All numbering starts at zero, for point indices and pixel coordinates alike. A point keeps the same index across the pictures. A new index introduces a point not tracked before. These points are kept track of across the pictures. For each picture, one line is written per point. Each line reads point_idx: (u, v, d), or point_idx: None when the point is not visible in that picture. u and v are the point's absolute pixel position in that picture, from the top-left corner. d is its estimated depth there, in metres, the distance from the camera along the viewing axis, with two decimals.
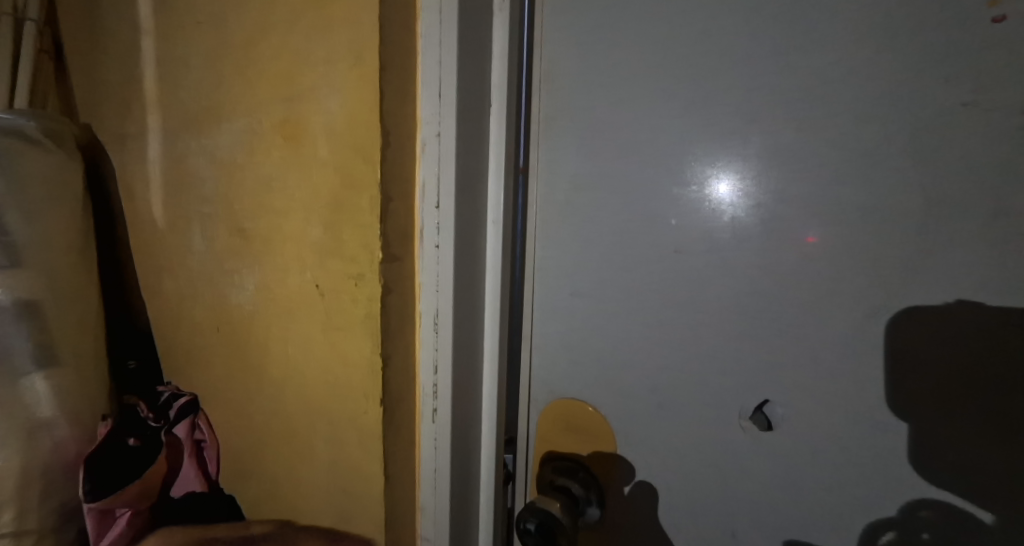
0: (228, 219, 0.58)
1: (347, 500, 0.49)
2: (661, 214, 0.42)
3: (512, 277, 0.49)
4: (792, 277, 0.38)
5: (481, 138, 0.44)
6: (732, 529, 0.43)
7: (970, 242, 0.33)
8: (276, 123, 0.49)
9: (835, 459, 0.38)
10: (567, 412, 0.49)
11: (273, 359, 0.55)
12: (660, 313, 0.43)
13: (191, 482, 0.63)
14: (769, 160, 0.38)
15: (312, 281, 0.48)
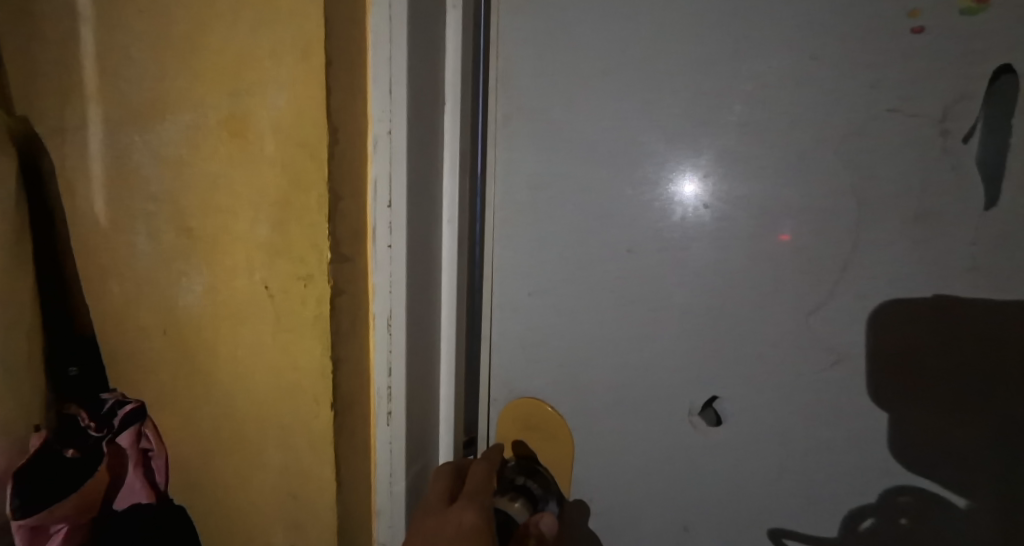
0: (174, 218, 0.56)
1: (300, 507, 0.48)
2: (615, 214, 0.42)
3: (469, 277, 0.49)
4: (737, 275, 0.39)
5: (433, 135, 0.44)
6: (685, 523, 0.44)
7: (899, 242, 0.34)
8: (221, 118, 0.47)
9: (779, 453, 0.40)
10: (530, 412, 0.49)
11: (223, 364, 0.53)
12: (614, 313, 0.44)
13: (136, 494, 0.60)
14: (714, 161, 0.38)
15: (261, 282, 0.46)
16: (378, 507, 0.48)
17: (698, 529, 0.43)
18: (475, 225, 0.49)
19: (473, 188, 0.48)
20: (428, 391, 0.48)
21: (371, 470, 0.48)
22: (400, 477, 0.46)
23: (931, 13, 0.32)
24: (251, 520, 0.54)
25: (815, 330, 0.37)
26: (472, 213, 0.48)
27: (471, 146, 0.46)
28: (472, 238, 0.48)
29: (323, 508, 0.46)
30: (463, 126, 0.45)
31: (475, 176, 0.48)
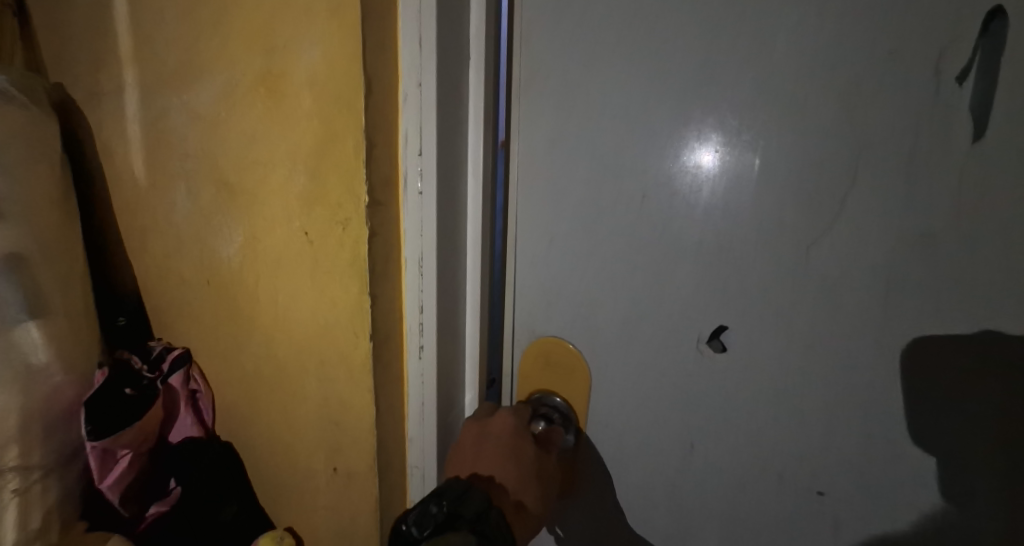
0: (212, 174, 0.59)
1: (340, 434, 0.53)
2: (630, 164, 0.44)
3: (492, 226, 0.52)
4: (743, 219, 0.40)
5: (458, 88, 0.46)
6: (691, 441, 0.47)
7: (898, 183, 0.35)
8: (257, 76, 0.50)
9: (778, 380, 0.42)
10: (552, 351, 0.52)
11: (263, 309, 0.57)
12: (626, 258, 0.46)
13: (188, 429, 0.65)
14: (723, 108, 0.39)
15: (300, 229, 0.50)
16: (410, 434, 0.53)
17: (703, 454, 0.47)
18: (496, 177, 0.51)
19: (496, 142, 0.51)
20: (454, 333, 0.51)
21: (403, 402, 0.52)
22: (431, 408, 0.50)
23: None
24: (293, 451, 0.59)
25: (816, 268, 0.39)
26: (495, 165, 0.51)
27: (492, 101, 0.49)
28: (494, 189, 0.51)
29: (362, 435, 0.51)
30: (487, 80, 0.48)
31: (496, 131, 0.50)
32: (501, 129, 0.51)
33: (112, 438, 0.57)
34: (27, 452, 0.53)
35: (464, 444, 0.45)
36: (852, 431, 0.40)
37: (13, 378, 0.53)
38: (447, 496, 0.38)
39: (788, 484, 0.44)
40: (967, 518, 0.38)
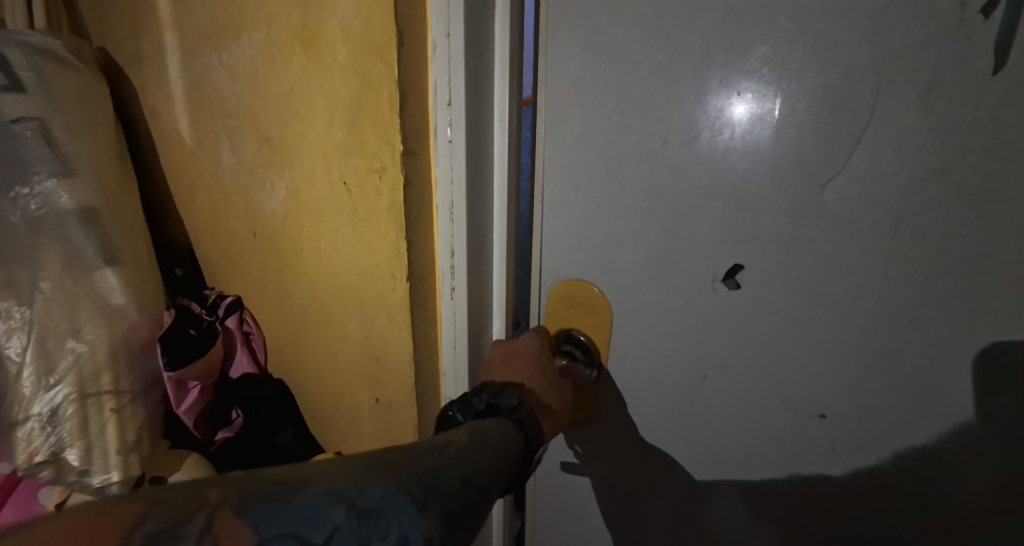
0: (255, 130, 0.63)
1: (382, 369, 0.58)
2: (652, 110, 0.45)
3: (517, 175, 0.55)
4: (759, 161, 0.41)
5: (484, 38, 0.48)
6: (703, 373, 0.50)
7: (917, 119, 0.35)
8: (293, 32, 0.53)
9: (788, 315, 0.44)
10: (578, 293, 0.56)
11: (308, 256, 0.62)
12: (648, 200, 0.48)
13: (244, 367, 0.73)
14: (746, 47, 0.39)
15: (339, 180, 0.54)
16: (444, 369, 0.58)
17: (715, 387, 0.50)
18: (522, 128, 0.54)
19: (520, 92, 0.52)
20: (481, 276, 0.55)
21: (437, 340, 0.57)
22: (463, 344, 0.55)
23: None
24: (339, 384, 0.65)
25: (826, 208, 0.40)
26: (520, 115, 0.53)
27: (517, 51, 0.50)
28: (518, 139, 0.54)
29: (400, 367, 0.56)
30: (516, 30, 0.49)
31: (520, 81, 0.52)
32: (525, 79, 0.53)
33: (183, 370, 0.64)
34: (116, 380, 0.61)
35: (493, 359, 0.51)
36: (860, 369, 0.42)
37: (95, 319, 0.60)
38: (486, 391, 0.44)
39: (798, 415, 0.46)
40: (968, 463, 0.39)
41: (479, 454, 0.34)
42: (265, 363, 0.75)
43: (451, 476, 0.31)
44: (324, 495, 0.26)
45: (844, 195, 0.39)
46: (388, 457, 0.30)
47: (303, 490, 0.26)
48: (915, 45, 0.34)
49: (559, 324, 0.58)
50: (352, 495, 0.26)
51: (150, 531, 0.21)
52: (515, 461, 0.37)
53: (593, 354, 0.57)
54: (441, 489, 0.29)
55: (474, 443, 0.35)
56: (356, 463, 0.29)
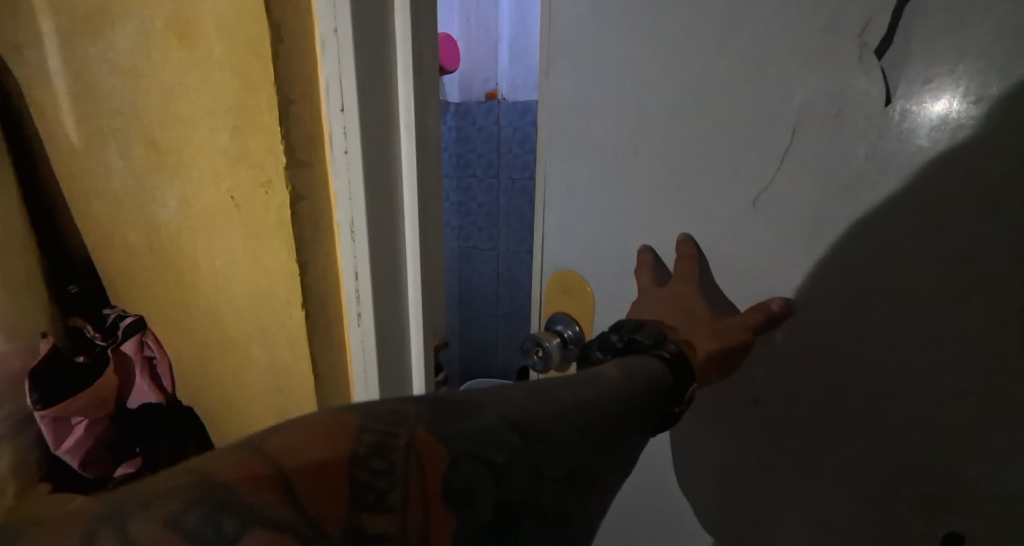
0: (141, 133, 0.55)
1: (286, 399, 0.53)
2: (654, 116, 0.38)
3: (428, 188, 0.50)
4: (734, 177, 0.36)
5: (379, 40, 0.43)
6: None
7: (854, 132, 0.31)
8: (167, 21, 0.46)
9: None
10: (566, 279, 0.48)
11: (204, 275, 0.55)
12: (655, 214, 0.41)
13: (146, 395, 0.66)
14: (699, 48, 0.35)
15: (228, 193, 0.48)
16: (357, 398, 0.53)
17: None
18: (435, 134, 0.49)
19: (430, 96, 0.48)
20: (392, 297, 0.50)
21: (347, 368, 0.52)
22: (374, 371, 0.51)
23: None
24: (248, 413, 0.59)
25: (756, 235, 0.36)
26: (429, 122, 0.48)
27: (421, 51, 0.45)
28: (429, 148, 0.49)
29: (306, 397, 0.51)
30: (422, 28, 0.45)
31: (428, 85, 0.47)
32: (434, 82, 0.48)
33: (61, 406, 0.59)
34: None
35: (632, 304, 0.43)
36: (786, 401, 0.38)
37: None
38: (625, 327, 0.40)
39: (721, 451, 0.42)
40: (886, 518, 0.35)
41: (633, 390, 0.31)
42: (172, 390, 0.67)
43: (609, 412, 0.28)
44: (500, 425, 0.24)
45: (768, 227, 0.35)
46: (552, 385, 0.28)
47: (481, 413, 0.24)
48: (821, 70, 0.31)
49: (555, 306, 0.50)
50: (522, 422, 0.25)
51: (370, 441, 0.20)
52: (664, 400, 0.34)
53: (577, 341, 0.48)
54: (602, 421, 0.28)
55: (625, 377, 0.32)
56: (519, 388, 0.27)
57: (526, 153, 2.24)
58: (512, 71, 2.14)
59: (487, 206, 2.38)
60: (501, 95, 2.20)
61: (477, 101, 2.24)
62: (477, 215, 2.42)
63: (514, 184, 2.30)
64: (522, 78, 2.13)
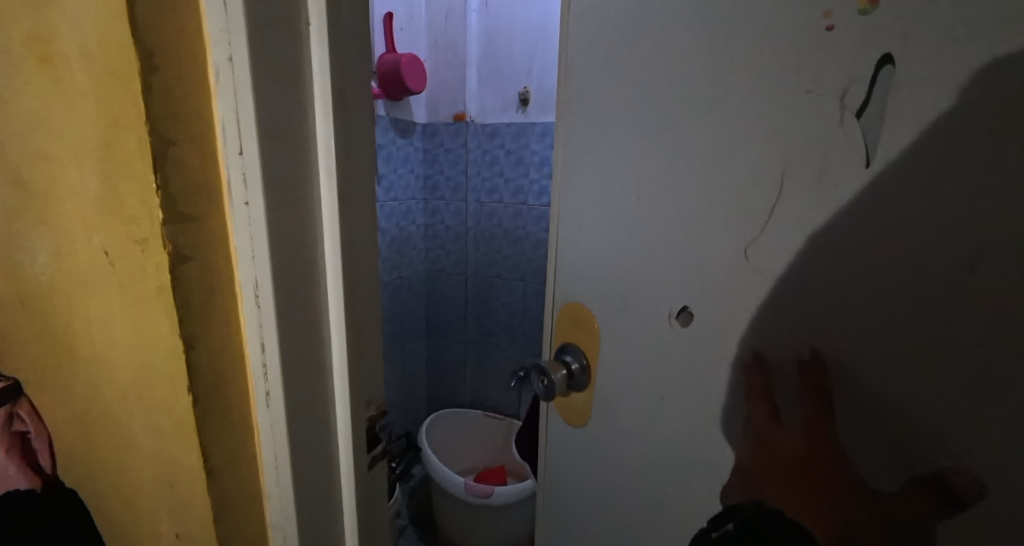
0: (6, 169, 0.45)
1: (177, 495, 0.43)
2: (643, 160, 0.41)
3: (352, 245, 0.41)
4: (710, 222, 0.37)
5: (291, 73, 0.35)
6: (660, 393, 0.44)
7: (834, 193, 0.30)
8: (26, 40, 0.37)
9: (690, 381, 0.41)
10: (578, 313, 0.51)
11: (81, 340, 0.46)
12: (646, 255, 0.42)
13: (14, 480, 0.54)
14: (679, 102, 0.38)
15: (101, 248, 0.39)
16: (268, 491, 0.44)
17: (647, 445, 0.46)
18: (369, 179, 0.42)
19: (364, 136, 0.40)
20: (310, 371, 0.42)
21: (255, 455, 0.43)
22: (285, 460, 0.42)
23: (840, 7, 0.28)
24: (137, 506, 0.48)
25: (743, 288, 0.36)
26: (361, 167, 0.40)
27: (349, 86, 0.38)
28: (362, 197, 0.41)
29: (198, 495, 0.42)
30: (350, 60, 0.38)
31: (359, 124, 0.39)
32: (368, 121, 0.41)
33: None
34: None
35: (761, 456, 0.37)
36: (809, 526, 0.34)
37: None
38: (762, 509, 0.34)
39: None
40: None
41: None
42: (52, 471, 0.55)
43: None
44: None
45: (757, 283, 0.35)
46: None
47: None
48: (805, 126, 0.31)
49: (565, 338, 0.53)
50: None
51: None
52: None
53: (581, 370, 0.51)
54: None
55: None
56: None
57: (494, 178, 2.17)
58: (480, 93, 2.12)
59: (455, 229, 2.30)
60: (469, 117, 2.14)
61: (445, 122, 2.18)
62: (445, 238, 2.33)
63: (482, 208, 2.22)
64: (490, 100, 2.11)
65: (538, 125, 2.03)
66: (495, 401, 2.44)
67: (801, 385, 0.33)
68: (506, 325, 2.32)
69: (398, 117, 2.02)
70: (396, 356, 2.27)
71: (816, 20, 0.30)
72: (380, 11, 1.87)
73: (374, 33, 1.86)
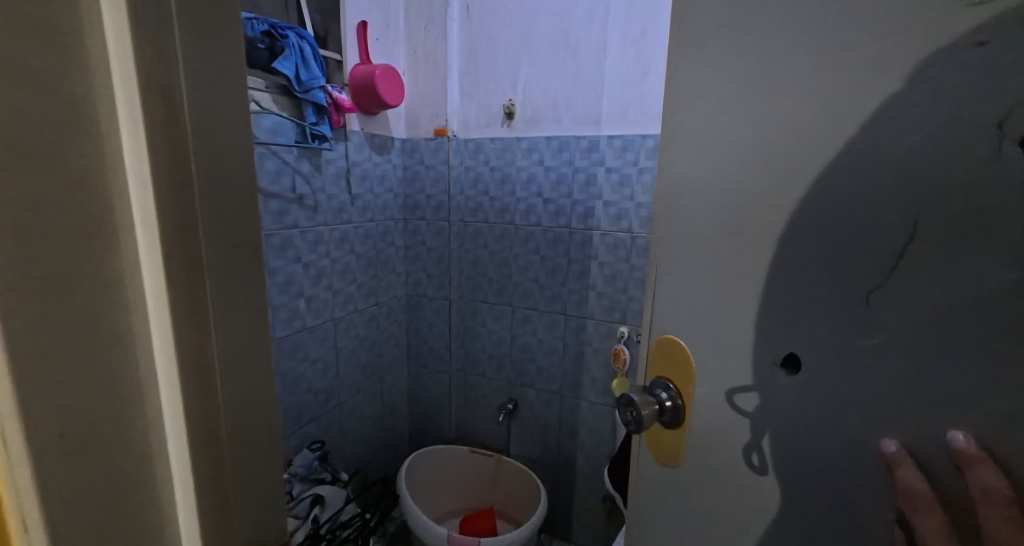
0: None
1: None
2: (772, 186, 0.35)
3: (203, 313, 0.28)
4: (842, 259, 0.31)
5: (64, 66, 0.22)
6: (751, 448, 0.39)
7: (993, 236, 0.24)
8: None
9: (786, 437, 0.36)
10: (671, 346, 0.45)
11: None
12: (769, 298, 0.36)
13: None
14: (807, 117, 0.32)
15: None
16: None
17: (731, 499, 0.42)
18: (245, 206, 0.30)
19: (232, 163, 0.29)
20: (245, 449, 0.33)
21: None
22: None
23: (993, 17, 0.24)
24: None
25: (860, 341, 0.31)
26: (218, 192, 0.28)
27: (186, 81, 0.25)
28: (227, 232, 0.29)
29: None
30: (193, 36, 0.25)
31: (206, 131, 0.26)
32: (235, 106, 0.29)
33: None
34: None
35: None
36: None
37: None
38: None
39: None
40: None
41: None
42: None
43: None
44: None
45: (889, 343, 0.29)
46: None
47: None
48: (934, 159, 0.26)
49: (659, 370, 0.48)
50: None
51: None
52: None
53: (674, 406, 0.45)
54: None
55: None
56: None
57: (478, 196, 2.01)
58: (463, 107, 1.98)
59: (437, 251, 2.12)
60: (451, 131, 1.99)
61: (425, 137, 2.03)
62: (426, 260, 2.16)
63: (466, 227, 2.06)
64: (473, 114, 1.97)
65: (524, 140, 1.89)
66: (483, 434, 2.25)
67: (965, 485, 0.27)
68: (492, 353, 2.15)
69: (373, 131, 1.88)
70: (374, 388, 2.08)
71: (961, 35, 0.25)
72: (353, 19, 1.74)
73: (347, 43, 1.72)
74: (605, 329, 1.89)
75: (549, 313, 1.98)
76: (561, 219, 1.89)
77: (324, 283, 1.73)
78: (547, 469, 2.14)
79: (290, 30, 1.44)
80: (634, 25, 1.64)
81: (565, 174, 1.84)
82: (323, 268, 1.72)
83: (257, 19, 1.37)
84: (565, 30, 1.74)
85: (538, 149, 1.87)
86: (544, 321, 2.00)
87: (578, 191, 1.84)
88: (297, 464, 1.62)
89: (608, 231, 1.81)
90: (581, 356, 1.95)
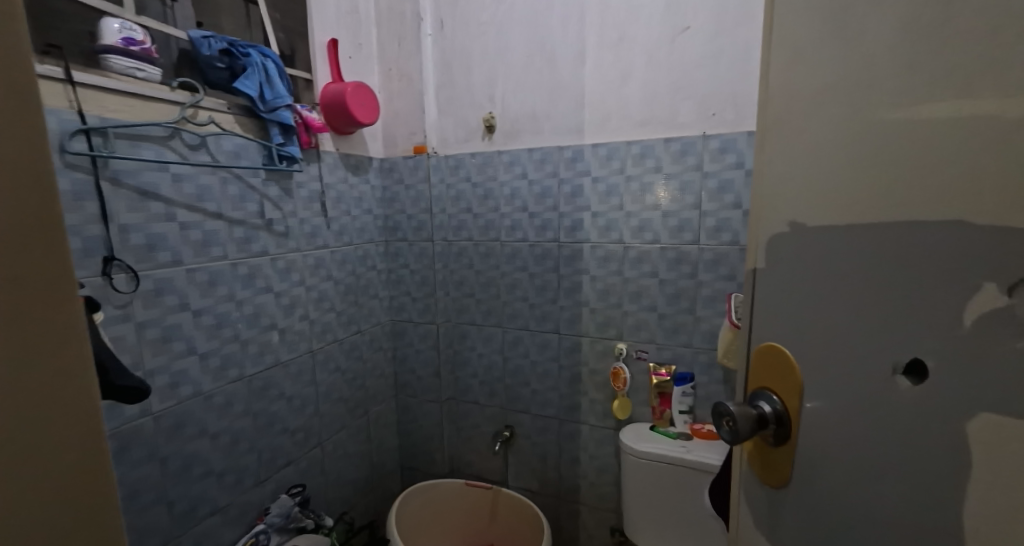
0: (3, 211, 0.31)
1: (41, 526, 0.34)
2: (838, 199, 0.49)
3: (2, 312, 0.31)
4: (973, 256, 0.38)
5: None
6: (900, 443, 0.44)
7: None
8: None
9: (930, 426, 0.42)
10: (776, 354, 0.58)
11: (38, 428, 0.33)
12: (876, 293, 0.46)
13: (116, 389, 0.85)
14: (903, 144, 0.43)
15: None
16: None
17: (877, 498, 0.47)
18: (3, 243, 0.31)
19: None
20: None
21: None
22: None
23: None
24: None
25: (1006, 343, 0.36)
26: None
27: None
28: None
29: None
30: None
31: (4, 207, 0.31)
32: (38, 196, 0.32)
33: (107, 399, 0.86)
34: None
35: None
36: None
37: None
38: None
39: None
40: None
41: None
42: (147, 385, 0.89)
43: None
44: None
45: None
46: None
47: None
48: None
49: (764, 386, 0.61)
50: None
51: None
52: None
53: (779, 415, 0.58)
54: None
55: None
56: None
57: (461, 213, 1.92)
58: (440, 122, 1.90)
59: (421, 273, 2.02)
60: (430, 148, 1.91)
61: (403, 156, 1.95)
62: (410, 283, 2.05)
63: (450, 247, 1.97)
64: (451, 130, 1.89)
65: (504, 154, 1.81)
66: (478, 466, 2.11)
67: None
68: (484, 379, 2.02)
69: (348, 152, 1.80)
70: (359, 424, 1.95)
71: None
72: (322, 37, 1.68)
73: (316, 62, 1.66)
74: (600, 347, 1.79)
75: (540, 333, 1.87)
76: (548, 233, 1.79)
77: (299, 313, 1.62)
78: (548, 501, 2.00)
79: (252, 48, 1.34)
80: (609, 30, 1.59)
81: (550, 188, 1.76)
82: (297, 297, 1.62)
83: (214, 37, 1.27)
84: (540, 39, 1.69)
85: (520, 162, 1.79)
86: (535, 342, 1.89)
87: (564, 203, 1.75)
88: (275, 513, 1.46)
89: (598, 243, 1.72)
90: (577, 377, 1.84)
